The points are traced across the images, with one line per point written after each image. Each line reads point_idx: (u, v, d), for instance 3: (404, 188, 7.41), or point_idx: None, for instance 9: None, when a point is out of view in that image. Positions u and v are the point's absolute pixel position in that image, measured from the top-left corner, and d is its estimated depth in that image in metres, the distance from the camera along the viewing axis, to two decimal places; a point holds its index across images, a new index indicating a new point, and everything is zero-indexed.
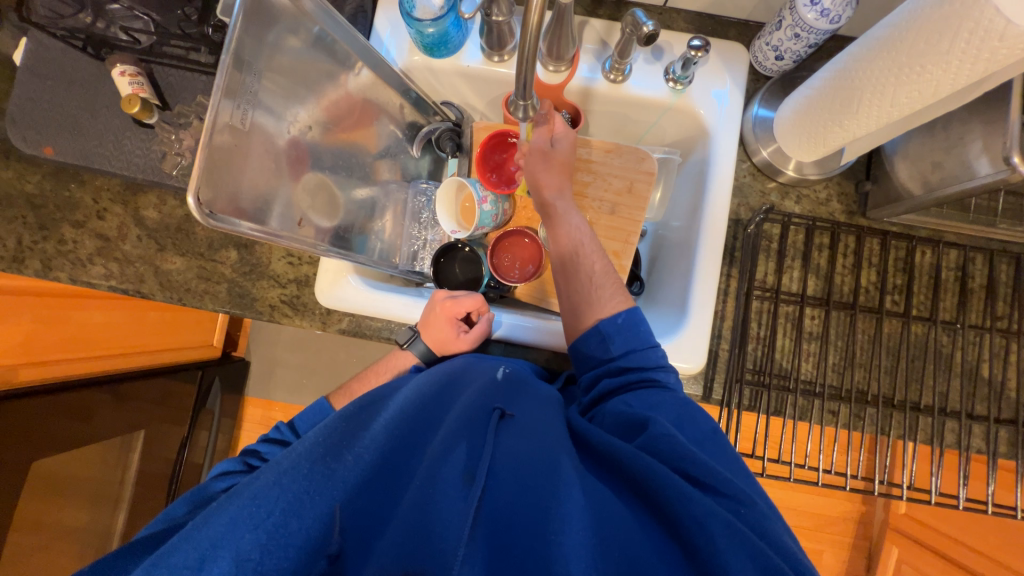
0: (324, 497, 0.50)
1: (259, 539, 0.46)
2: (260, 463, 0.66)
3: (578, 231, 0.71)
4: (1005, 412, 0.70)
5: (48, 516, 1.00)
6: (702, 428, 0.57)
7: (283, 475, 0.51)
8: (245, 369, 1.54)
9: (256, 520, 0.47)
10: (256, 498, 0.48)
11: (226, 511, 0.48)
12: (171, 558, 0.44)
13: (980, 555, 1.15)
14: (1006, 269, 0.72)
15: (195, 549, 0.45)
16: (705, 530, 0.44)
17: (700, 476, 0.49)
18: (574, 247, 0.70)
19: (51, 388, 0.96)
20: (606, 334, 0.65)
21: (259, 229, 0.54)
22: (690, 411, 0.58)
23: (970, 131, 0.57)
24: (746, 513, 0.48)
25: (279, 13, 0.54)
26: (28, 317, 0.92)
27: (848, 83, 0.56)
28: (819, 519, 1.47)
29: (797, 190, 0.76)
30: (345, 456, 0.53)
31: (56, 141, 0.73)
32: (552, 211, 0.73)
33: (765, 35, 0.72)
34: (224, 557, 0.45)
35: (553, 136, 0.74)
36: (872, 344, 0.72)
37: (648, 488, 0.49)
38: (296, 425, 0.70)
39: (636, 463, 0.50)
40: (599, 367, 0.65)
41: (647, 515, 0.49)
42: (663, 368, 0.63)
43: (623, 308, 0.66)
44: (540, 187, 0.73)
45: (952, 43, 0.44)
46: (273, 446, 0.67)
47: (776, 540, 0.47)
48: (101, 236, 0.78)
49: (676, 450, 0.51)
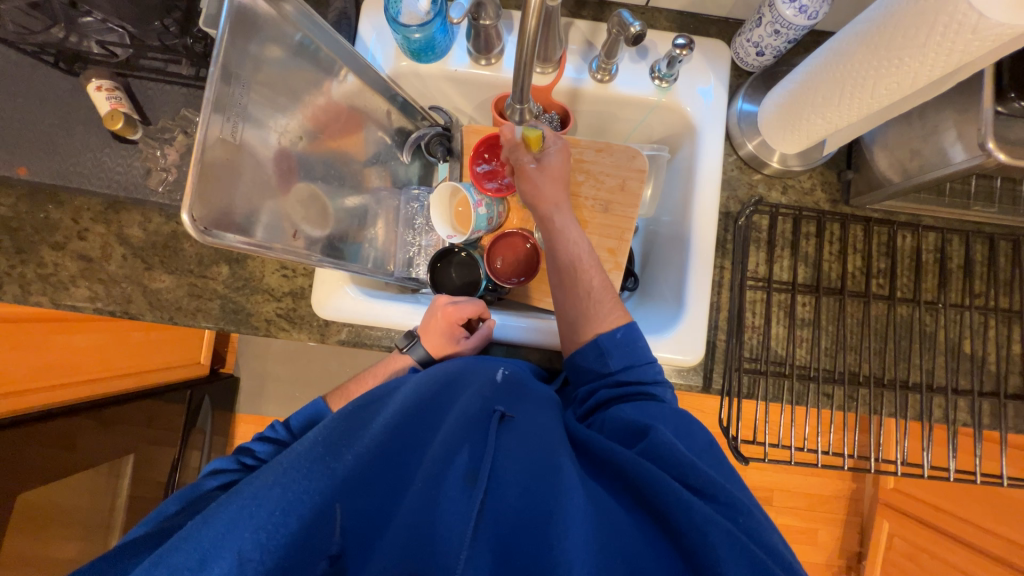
0: (325, 496, 0.49)
1: (259, 538, 0.45)
2: (256, 462, 0.62)
3: (577, 244, 0.72)
4: (987, 384, 0.73)
5: (39, 548, 0.96)
6: (697, 440, 0.58)
7: (283, 474, 0.50)
8: (234, 385, 1.50)
9: (257, 519, 0.46)
10: (257, 497, 0.47)
11: (226, 511, 0.46)
12: (171, 559, 0.43)
13: (969, 524, 1.21)
14: (981, 248, 0.75)
15: (196, 549, 0.43)
16: (706, 536, 0.45)
17: (699, 484, 0.50)
18: (572, 261, 0.71)
19: (27, 418, 0.92)
20: (604, 349, 0.65)
21: (248, 242, 0.52)
22: (686, 422, 0.59)
23: (943, 120, 0.59)
24: (745, 521, 0.48)
25: (262, 21, 0.53)
26: (7, 343, 0.88)
27: (829, 76, 0.58)
28: (813, 498, 1.52)
29: (783, 181, 0.78)
30: (345, 456, 0.53)
31: (31, 160, 0.70)
32: (551, 225, 0.73)
33: (746, 31, 0.74)
34: (226, 557, 0.44)
35: (540, 154, 0.74)
36: (861, 327, 0.75)
37: (648, 493, 0.49)
38: (290, 424, 0.67)
39: (636, 470, 0.50)
40: (597, 379, 0.66)
41: (646, 520, 0.49)
42: (659, 384, 0.64)
43: (622, 323, 0.67)
44: (534, 197, 0.75)
45: (928, 37, 0.46)
46: (267, 445, 0.64)
47: (774, 548, 0.48)
48: (84, 256, 0.75)
49: (675, 456, 0.52)
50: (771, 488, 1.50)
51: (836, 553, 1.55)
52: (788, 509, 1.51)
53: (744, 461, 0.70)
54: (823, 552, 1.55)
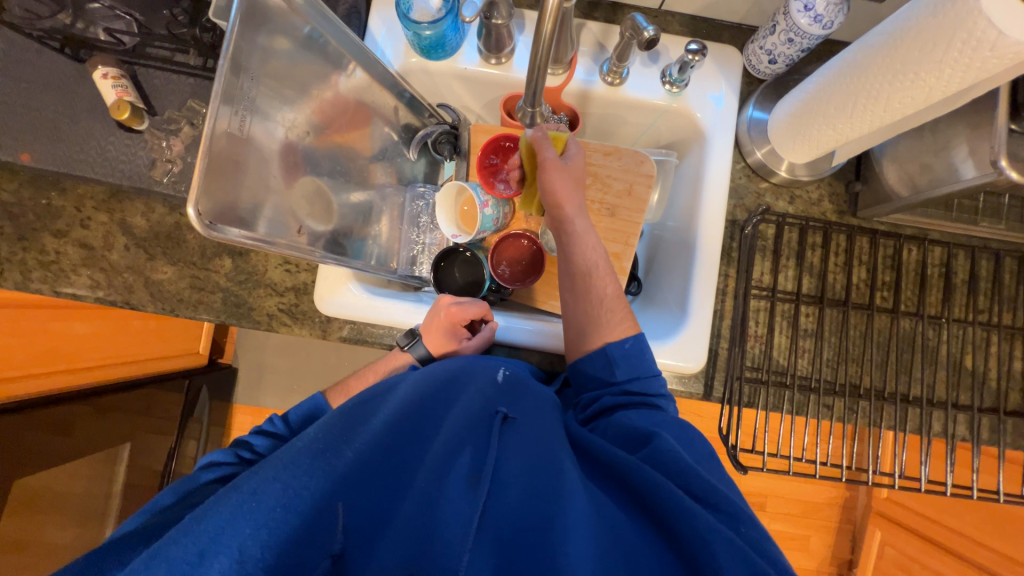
0: (326, 495, 0.48)
1: (260, 535, 0.45)
2: (253, 455, 0.62)
3: (594, 251, 0.70)
4: (987, 400, 0.74)
5: (37, 534, 0.96)
6: (700, 449, 0.58)
7: (284, 469, 0.49)
8: (233, 376, 1.51)
9: (256, 516, 0.45)
10: (256, 493, 0.47)
11: (225, 507, 0.46)
12: (169, 552, 0.42)
13: (963, 537, 1.22)
14: (986, 264, 0.75)
15: (194, 543, 0.43)
16: (707, 545, 0.44)
17: (702, 492, 0.50)
18: (587, 267, 0.69)
19: (27, 405, 0.92)
20: (612, 358, 0.65)
21: (252, 237, 0.52)
22: (687, 431, 0.60)
23: (956, 135, 0.59)
24: (746, 531, 0.48)
25: (271, 13, 0.53)
26: (11, 329, 0.88)
27: (841, 88, 0.57)
28: (806, 505, 1.52)
29: (790, 190, 0.78)
30: (346, 452, 0.52)
31: (34, 146, 0.69)
32: (571, 229, 0.70)
33: (759, 38, 0.73)
34: (225, 554, 0.43)
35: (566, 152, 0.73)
36: (864, 340, 0.74)
37: (650, 500, 0.49)
38: (289, 418, 0.66)
39: (637, 475, 0.50)
40: (601, 387, 0.66)
41: (648, 527, 0.49)
42: (664, 397, 0.64)
43: (630, 334, 0.66)
44: (553, 196, 0.70)
45: (945, 53, 0.45)
46: (265, 438, 0.63)
47: (774, 558, 0.47)
48: (85, 245, 0.74)
49: (678, 464, 0.51)
50: (764, 493, 1.51)
51: (827, 559, 1.56)
52: (781, 515, 1.51)
53: (742, 471, 0.70)
54: (815, 559, 1.56)
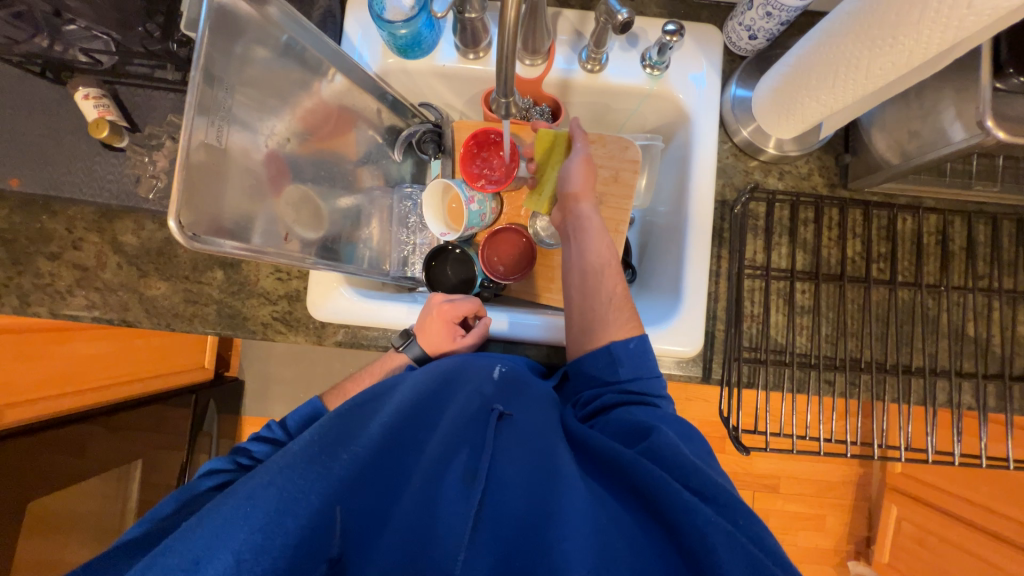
0: (323, 499, 0.49)
1: (255, 540, 0.44)
2: (251, 461, 0.62)
3: (607, 249, 0.71)
4: (991, 367, 0.72)
5: (51, 554, 0.98)
6: (699, 445, 0.57)
7: (279, 474, 0.49)
8: (239, 388, 1.52)
9: (250, 521, 0.45)
10: (251, 498, 0.46)
11: (222, 512, 0.46)
12: (165, 560, 0.42)
13: (980, 507, 1.20)
14: (983, 229, 0.74)
15: (189, 551, 0.43)
16: (706, 539, 0.44)
17: (700, 486, 0.49)
18: (600, 265, 0.70)
19: (36, 428, 0.93)
20: (615, 356, 0.64)
21: (243, 247, 0.53)
22: (686, 430, 0.59)
23: (942, 99, 0.58)
24: (745, 524, 0.47)
25: (244, 22, 0.52)
26: (13, 355, 0.89)
27: (824, 58, 0.56)
28: (820, 485, 1.51)
29: (779, 166, 0.77)
30: (343, 455, 0.52)
31: (22, 171, 0.70)
32: (586, 224, 0.71)
33: (738, 15, 0.72)
34: (221, 558, 0.43)
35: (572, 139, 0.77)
36: (862, 312, 0.73)
37: (649, 494, 0.48)
38: (286, 423, 0.66)
39: (636, 469, 0.50)
40: (602, 386, 0.65)
41: (647, 519, 0.49)
42: (663, 397, 0.64)
43: (635, 333, 0.66)
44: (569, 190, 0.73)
45: (921, 14, 0.44)
46: (264, 445, 0.64)
47: (774, 551, 0.46)
48: (79, 266, 0.75)
49: (677, 458, 0.51)
50: (777, 475, 1.49)
51: (844, 538, 1.55)
52: (796, 496, 1.50)
53: (745, 452, 0.69)
54: (832, 538, 1.54)
